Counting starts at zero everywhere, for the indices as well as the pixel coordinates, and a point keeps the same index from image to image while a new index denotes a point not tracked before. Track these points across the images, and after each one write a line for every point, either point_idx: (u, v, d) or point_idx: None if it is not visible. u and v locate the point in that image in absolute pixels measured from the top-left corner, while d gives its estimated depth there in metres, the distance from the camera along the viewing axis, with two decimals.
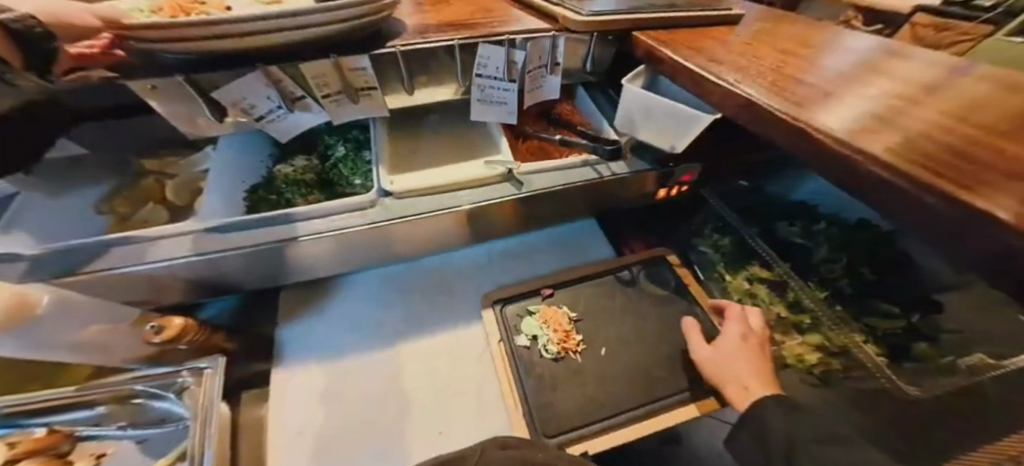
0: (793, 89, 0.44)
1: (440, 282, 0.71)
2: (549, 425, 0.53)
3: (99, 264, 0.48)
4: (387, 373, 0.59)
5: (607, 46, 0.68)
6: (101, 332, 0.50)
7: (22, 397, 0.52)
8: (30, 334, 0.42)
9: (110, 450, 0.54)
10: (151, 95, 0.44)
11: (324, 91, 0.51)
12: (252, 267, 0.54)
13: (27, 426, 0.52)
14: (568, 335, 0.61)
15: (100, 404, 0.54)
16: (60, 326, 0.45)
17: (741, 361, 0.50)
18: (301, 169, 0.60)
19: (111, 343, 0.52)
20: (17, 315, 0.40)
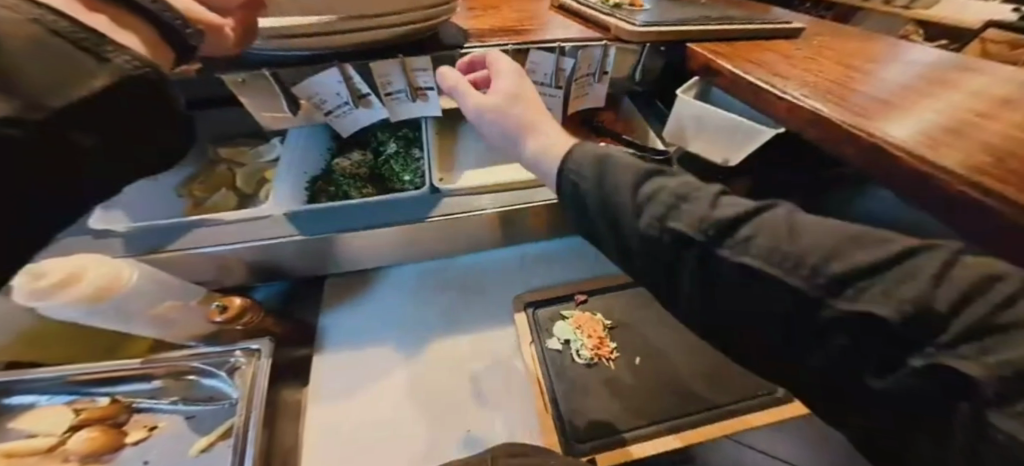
0: (862, 103, 0.43)
1: (473, 281, 0.73)
2: (580, 430, 0.53)
3: (184, 244, 0.54)
4: (421, 365, 0.61)
5: (657, 57, 0.68)
6: (173, 308, 0.54)
7: (93, 366, 0.57)
8: (125, 305, 0.49)
9: (160, 424, 0.55)
10: (240, 89, 0.50)
11: (387, 90, 0.54)
12: (306, 253, 0.57)
13: (94, 394, 0.57)
14: (602, 342, 0.61)
15: (159, 377, 0.58)
16: (141, 301, 0.50)
17: (512, 86, 0.42)
18: (357, 164, 0.63)
19: (179, 320, 0.56)
20: (106, 287, 0.47)
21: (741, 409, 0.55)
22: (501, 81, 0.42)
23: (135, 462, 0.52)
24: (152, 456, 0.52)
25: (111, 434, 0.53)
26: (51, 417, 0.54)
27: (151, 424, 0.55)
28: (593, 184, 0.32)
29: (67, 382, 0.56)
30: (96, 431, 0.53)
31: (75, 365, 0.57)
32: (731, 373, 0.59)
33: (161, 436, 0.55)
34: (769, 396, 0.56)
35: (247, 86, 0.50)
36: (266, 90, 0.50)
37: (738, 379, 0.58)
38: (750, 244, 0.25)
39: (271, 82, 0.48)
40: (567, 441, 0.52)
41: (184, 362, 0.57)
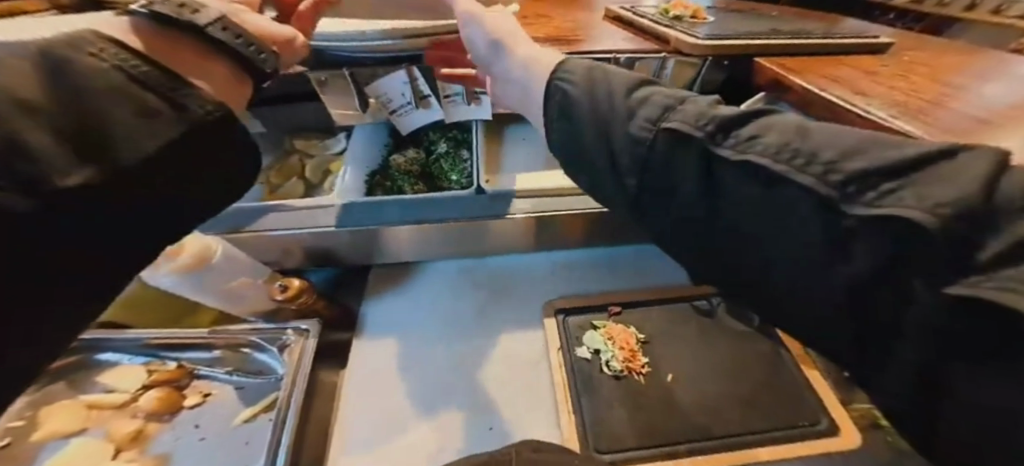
0: (958, 128, 0.39)
1: (507, 281, 0.74)
2: (604, 441, 0.52)
3: (262, 226, 0.61)
4: (452, 359, 0.63)
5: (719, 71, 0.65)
6: (243, 285, 0.61)
7: (167, 332, 0.65)
8: (210, 276, 0.57)
9: (213, 392, 0.62)
10: (323, 87, 0.56)
11: (445, 92, 0.59)
12: (359, 242, 0.62)
13: (166, 358, 0.65)
14: (633, 355, 0.60)
15: (219, 347, 0.63)
16: (223, 273, 0.58)
17: (508, 24, 0.43)
18: (410, 161, 0.68)
19: (248, 296, 0.63)
20: (198, 258, 0.55)
21: (782, 439, 0.52)
22: (500, 17, 0.43)
23: (188, 424, 0.58)
24: (204, 421, 0.58)
25: (173, 396, 0.60)
26: (130, 376, 0.63)
27: (206, 392, 0.61)
28: (590, 104, 0.31)
29: (146, 345, 0.65)
30: (161, 393, 0.60)
31: (155, 330, 0.66)
32: (772, 402, 0.56)
33: (213, 403, 0.61)
34: (813, 429, 0.53)
35: (329, 85, 0.56)
36: (343, 88, 0.57)
37: (780, 409, 0.55)
38: (755, 142, 0.24)
39: (347, 81, 0.54)
40: (589, 450, 0.52)
41: (242, 336, 0.62)
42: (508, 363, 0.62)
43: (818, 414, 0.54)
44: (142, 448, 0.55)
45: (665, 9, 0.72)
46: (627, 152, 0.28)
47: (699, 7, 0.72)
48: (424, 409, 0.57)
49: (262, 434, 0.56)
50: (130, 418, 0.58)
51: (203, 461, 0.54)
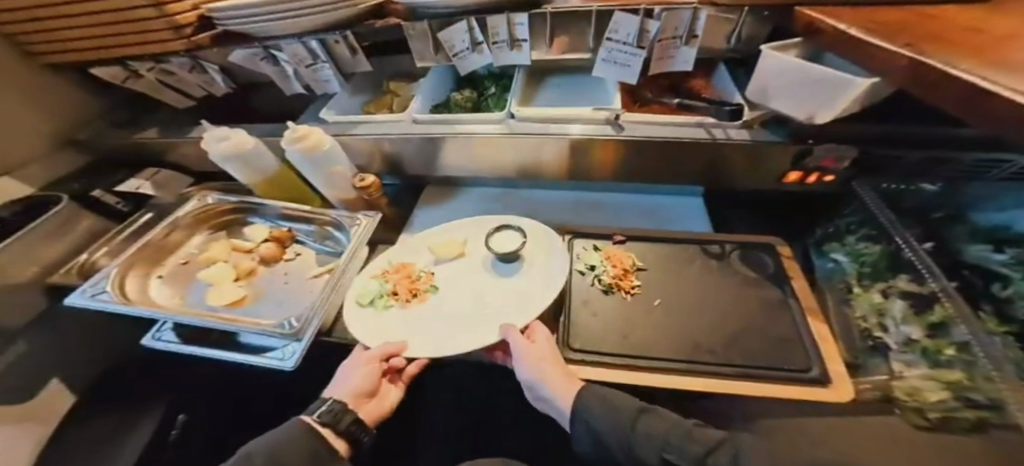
0: (954, 36, 0.36)
1: (532, 211, 0.84)
2: (574, 339, 0.59)
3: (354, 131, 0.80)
4: (469, 261, 0.76)
5: (759, 23, 0.60)
6: (340, 174, 0.75)
7: (286, 205, 0.80)
8: (320, 163, 0.72)
9: (303, 253, 0.78)
10: (411, 35, 0.75)
11: (494, 39, 0.73)
12: (419, 152, 0.80)
13: (281, 224, 0.81)
14: (625, 275, 0.64)
15: (314, 222, 0.80)
16: (322, 163, 0.72)
17: (547, 350, 0.55)
18: (465, 98, 0.85)
19: (339, 184, 0.77)
20: (313, 145, 0.69)
21: (760, 377, 0.52)
22: (542, 360, 0.53)
23: (280, 272, 0.75)
24: (290, 271, 0.75)
25: (279, 251, 0.76)
26: (257, 229, 0.78)
27: (298, 252, 0.78)
28: (617, 419, 0.46)
29: (275, 213, 0.80)
30: (273, 246, 0.76)
31: (270, 199, 0.82)
32: (759, 343, 0.56)
33: (301, 261, 0.77)
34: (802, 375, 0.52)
35: (416, 34, 0.75)
36: (425, 37, 0.76)
37: (766, 351, 0.55)
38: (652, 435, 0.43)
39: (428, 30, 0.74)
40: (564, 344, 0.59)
41: (326, 211, 0.79)
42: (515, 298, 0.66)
43: (811, 362, 0.53)
44: (250, 281, 0.72)
45: None
46: (632, 454, 0.44)
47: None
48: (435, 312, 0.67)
49: (322, 285, 0.71)
50: (250, 258, 0.75)
51: (286, 299, 0.70)
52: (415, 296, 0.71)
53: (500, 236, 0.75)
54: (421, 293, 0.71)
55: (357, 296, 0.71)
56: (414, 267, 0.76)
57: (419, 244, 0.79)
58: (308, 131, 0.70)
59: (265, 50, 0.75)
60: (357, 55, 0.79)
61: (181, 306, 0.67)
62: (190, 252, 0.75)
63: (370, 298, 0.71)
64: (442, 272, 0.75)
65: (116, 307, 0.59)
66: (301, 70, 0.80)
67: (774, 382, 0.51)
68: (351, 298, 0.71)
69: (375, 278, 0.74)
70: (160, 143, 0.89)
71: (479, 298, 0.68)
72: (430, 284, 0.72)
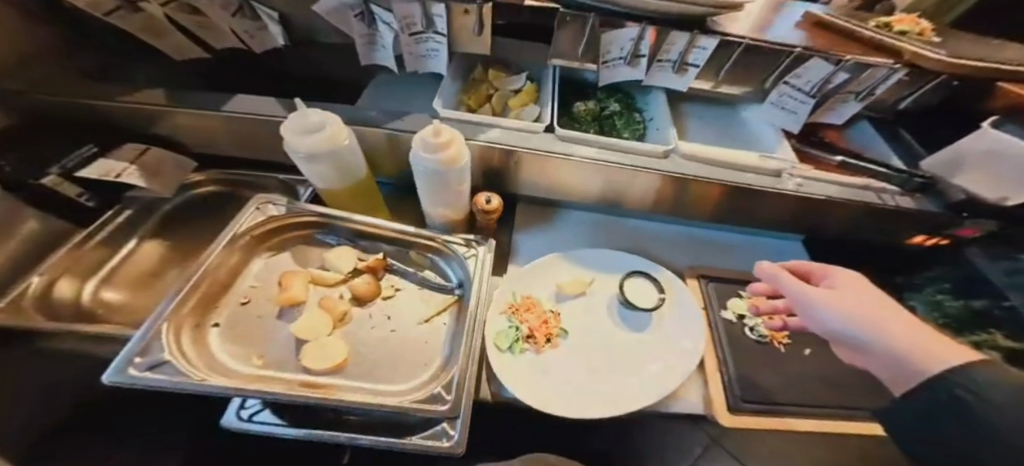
0: None
1: (645, 243, 0.78)
2: (746, 392, 0.58)
3: (475, 134, 0.65)
4: (595, 298, 0.68)
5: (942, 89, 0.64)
6: (460, 189, 0.58)
7: (369, 220, 0.61)
8: (447, 180, 0.55)
9: (404, 288, 0.62)
10: (562, 26, 0.62)
11: (660, 57, 0.64)
12: (550, 171, 0.68)
13: (365, 246, 0.63)
14: (778, 326, 0.65)
15: (411, 249, 0.64)
16: (451, 179, 0.54)
17: (854, 292, 0.42)
18: (587, 111, 0.75)
19: (455, 198, 0.60)
20: (449, 156, 0.51)
21: None
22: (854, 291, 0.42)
23: (382, 315, 0.59)
24: (394, 313, 0.59)
25: (375, 287, 0.59)
26: (340, 255, 0.60)
27: (398, 287, 0.61)
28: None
29: (354, 231, 0.61)
30: (369, 281, 0.59)
31: (350, 213, 0.63)
32: None
33: (405, 300, 0.61)
34: None
35: (568, 25, 0.61)
36: (578, 30, 0.62)
37: None
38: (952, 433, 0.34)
39: (588, 23, 0.60)
40: (732, 396, 0.58)
41: (437, 238, 0.63)
42: (664, 348, 0.63)
43: None
44: (347, 329, 0.56)
45: (886, 23, 0.67)
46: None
47: (929, 28, 0.67)
48: (582, 363, 0.61)
49: (448, 334, 0.58)
50: (339, 297, 0.57)
51: (403, 351, 0.56)
52: (549, 341, 0.62)
53: (631, 283, 0.68)
54: (554, 338, 0.63)
55: (492, 339, 0.60)
56: (540, 306, 0.66)
57: (538, 276, 0.69)
58: (449, 136, 0.51)
59: (364, 3, 0.54)
60: (486, 32, 0.59)
61: (265, 370, 0.49)
62: (251, 286, 0.55)
63: (506, 341, 0.60)
64: (570, 313, 0.66)
65: (192, 387, 0.40)
66: (403, 39, 0.59)
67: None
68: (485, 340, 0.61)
69: (502, 316, 0.63)
70: (150, 110, 0.61)
71: (622, 345, 0.63)
72: (559, 327, 0.64)
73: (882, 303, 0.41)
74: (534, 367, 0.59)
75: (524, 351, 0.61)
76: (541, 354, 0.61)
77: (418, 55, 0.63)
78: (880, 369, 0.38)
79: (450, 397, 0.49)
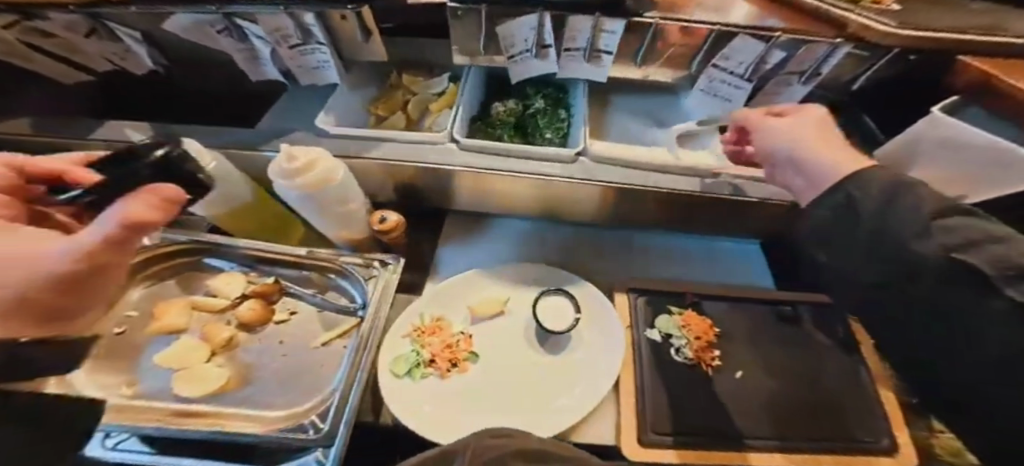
0: None
1: (578, 256, 0.73)
2: (659, 421, 0.53)
3: (377, 152, 0.62)
4: (508, 316, 0.64)
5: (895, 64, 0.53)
6: (352, 210, 0.55)
7: (255, 243, 0.62)
8: (327, 201, 0.52)
9: (299, 311, 0.60)
10: (456, 22, 0.56)
11: (568, 46, 0.58)
12: (456, 182, 0.64)
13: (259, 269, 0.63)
14: (707, 347, 0.59)
15: (307, 269, 0.63)
16: (334, 198, 0.52)
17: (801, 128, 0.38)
18: (509, 111, 0.69)
19: (349, 222, 0.57)
20: (316, 173, 0.48)
21: (846, 451, 0.51)
22: (794, 117, 0.40)
23: (272, 339, 0.57)
24: (285, 337, 0.57)
25: (266, 310, 0.58)
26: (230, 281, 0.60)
27: (292, 310, 0.59)
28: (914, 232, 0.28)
29: (247, 256, 0.62)
30: (257, 305, 0.58)
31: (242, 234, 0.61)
32: (840, 414, 0.54)
33: (299, 323, 0.59)
34: (889, 445, 0.51)
35: (462, 20, 0.56)
36: (474, 25, 0.56)
37: (846, 422, 0.53)
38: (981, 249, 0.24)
39: (481, 16, 0.54)
40: (643, 426, 0.53)
41: (334, 259, 0.61)
42: (575, 372, 0.58)
43: (880, 433, 0.52)
44: (231, 354, 0.55)
45: None
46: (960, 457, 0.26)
47: None
48: (489, 390, 0.57)
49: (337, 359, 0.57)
50: (226, 324, 0.56)
51: (287, 376, 0.54)
52: (455, 365, 0.59)
53: (546, 302, 0.64)
54: (461, 362, 0.59)
55: (390, 364, 0.58)
56: (449, 329, 0.62)
57: (451, 294, 0.65)
58: (311, 158, 0.49)
59: (226, 17, 0.50)
60: (373, 39, 0.55)
61: (131, 400, 0.50)
62: (128, 316, 0.57)
63: (405, 366, 0.58)
64: (484, 334, 0.63)
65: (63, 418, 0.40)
66: (281, 50, 0.55)
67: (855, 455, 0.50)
68: (383, 368, 0.58)
69: (406, 340, 0.61)
70: (46, 138, 0.60)
71: (533, 368, 0.59)
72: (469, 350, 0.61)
73: (830, 134, 0.36)
74: (434, 394, 0.56)
75: (425, 375, 0.57)
76: (445, 379, 0.58)
77: (309, 67, 0.59)
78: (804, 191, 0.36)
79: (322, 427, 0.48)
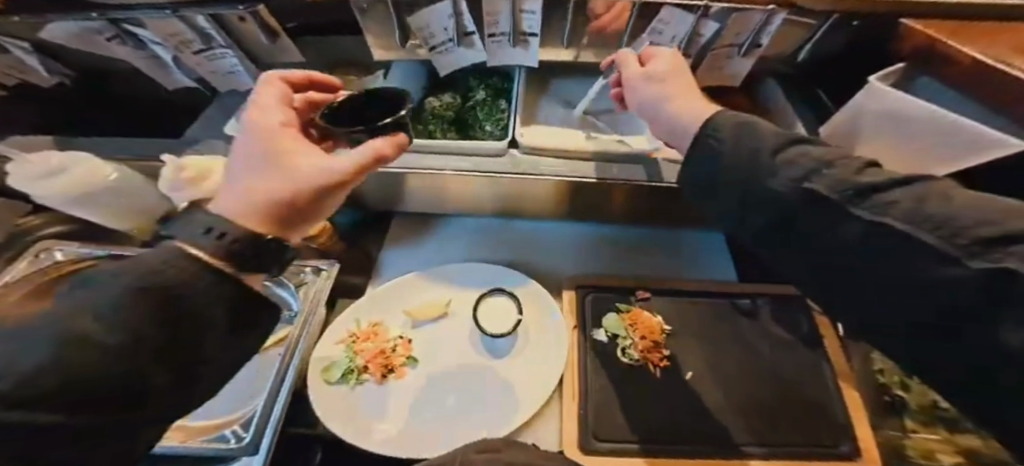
0: None
1: (528, 251, 0.68)
2: (600, 425, 0.50)
3: None
4: (452, 318, 0.60)
5: (841, 30, 0.52)
6: None
7: None
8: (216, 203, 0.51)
9: None
10: (364, 14, 0.54)
11: (492, 30, 0.55)
12: (390, 180, 0.61)
13: None
14: (654, 346, 0.56)
15: None
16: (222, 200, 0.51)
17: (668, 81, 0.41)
18: (446, 105, 0.65)
19: None
20: (198, 174, 0.48)
21: (804, 455, 0.46)
22: (657, 69, 0.42)
23: None
24: None
25: None
26: None
27: None
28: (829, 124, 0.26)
29: None
30: None
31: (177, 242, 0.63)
32: (800, 414, 0.49)
33: None
34: (852, 448, 0.46)
35: (371, 11, 0.54)
36: (383, 15, 0.54)
37: (805, 423, 0.48)
38: (823, 175, 0.28)
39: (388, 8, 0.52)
40: (583, 431, 0.49)
41: None
42: (517, 374, 0.55)
43: (840, 435, 0.47)
44: None
45: None
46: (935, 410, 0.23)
47: None
48: (426, 395, 0.53)
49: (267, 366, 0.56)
50: None
51: (217, 384, 0.55)
52: (390, 371, 0.55)
53: (489, 304, 0.61)
54: (398, 368, 0.56)
55: (320, 371, 0.55)
56: (386, 334, 0.59)
57: (391, 297, 0.62)
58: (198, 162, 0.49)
59: (112, 24, 0.52)
60: (280, 40, 0.57)
61: None
62: None
63: (335, 373, 0.55)
64: (424, 338, 0.59)
65: None
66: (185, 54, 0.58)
67: (810, 459, 0.46)
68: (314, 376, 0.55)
69: (339, 347, 0.58)
70: None
71: (474, 371, 0.55)
72: (407, 355, 0.57)
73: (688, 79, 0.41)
74: (366, 402, 0.52)
75: (361, 381, 0.54)
76: (380, 386, 0.54)
77: (220, 72, 0.63)
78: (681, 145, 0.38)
79: (244, 437, 0.48)
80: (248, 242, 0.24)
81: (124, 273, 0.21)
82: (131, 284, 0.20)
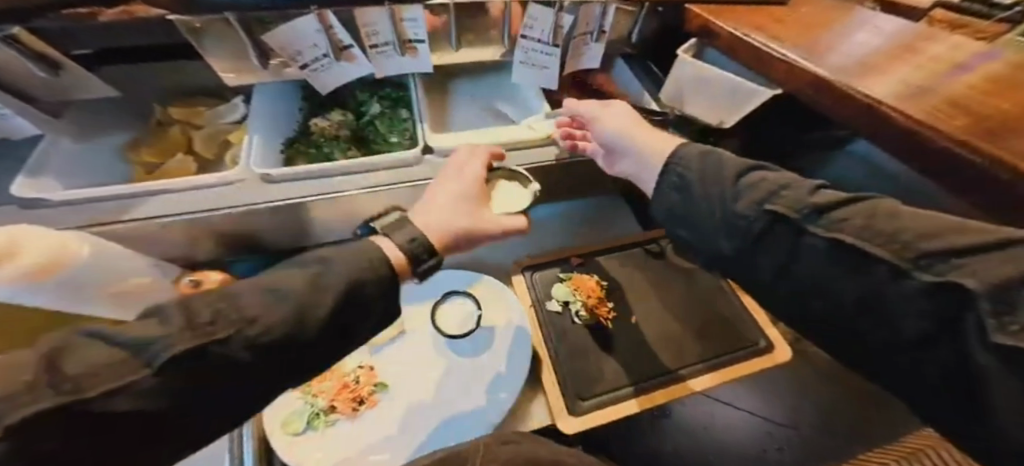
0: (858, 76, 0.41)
1: (465, 252, 0.67)
2: (582, 387, 0.54)
3: (150, 213, 0.46)
4: (410, 334, 0.56)
5: (653, 17, 0.64)
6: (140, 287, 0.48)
7: None
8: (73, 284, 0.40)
9: None
10: (198, 37, 0.48)
11: (372, 41, 0.53)
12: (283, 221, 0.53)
13: None
14: (600, 302, 0.62)
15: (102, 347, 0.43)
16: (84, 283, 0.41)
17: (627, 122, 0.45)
18: (336, 124, 0.58)
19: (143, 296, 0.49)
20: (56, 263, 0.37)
21: (735, 358, 0.59)
22: (621, 116, 0.46)
23: None
24: None
25: None
26: None
27: None
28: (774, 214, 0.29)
29: None
30: None
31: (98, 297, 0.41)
32: (722, 324, 0.63)
33: None
34: (763, 345, 0.61)
35: (207, 33, 0.48)
36: (231, 35, 0.49)
37: (729, 331, 0.62)
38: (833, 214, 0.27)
39: (233, 29, 0.48)
40: (570, 397, 0.53)
41: None
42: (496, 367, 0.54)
43: (756, 336, 0.62)
44: None
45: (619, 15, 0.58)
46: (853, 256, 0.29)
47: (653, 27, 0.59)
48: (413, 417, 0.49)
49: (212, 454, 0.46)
50: None
51: None
52: (362, 403, 0.49)
53: (446, 310, 0.58)
54: (369, 397, 0.50)
55: (279, 428, 0.45)
56: (343, 367, 0.51)
57: None
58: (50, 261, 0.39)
59: None
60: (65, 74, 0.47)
61: None
62: None
63: (300, 422, 0.46)
64: (387, 363, 0.53)
65: None
66: None
67: (742, 358, 0.59)
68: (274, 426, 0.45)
69: (294, 396, 0.48)
70: None
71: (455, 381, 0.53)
72: (375, 382, 0.51)
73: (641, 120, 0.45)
74: (343, 445, 0.46)
75: (333, 422, 0.47)
76: (354, 423, 0.47)
77: None
78: (652, 181, 0.40)
79: None
80: (430, 259, 0.36)
81: (348, 270, 0.30)
82: (348, 276, 0.30)
